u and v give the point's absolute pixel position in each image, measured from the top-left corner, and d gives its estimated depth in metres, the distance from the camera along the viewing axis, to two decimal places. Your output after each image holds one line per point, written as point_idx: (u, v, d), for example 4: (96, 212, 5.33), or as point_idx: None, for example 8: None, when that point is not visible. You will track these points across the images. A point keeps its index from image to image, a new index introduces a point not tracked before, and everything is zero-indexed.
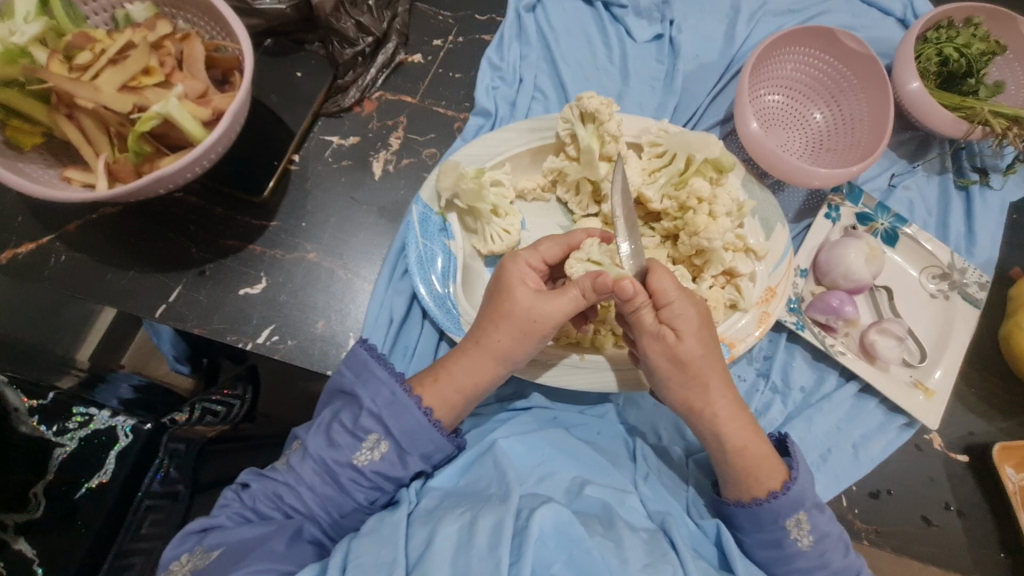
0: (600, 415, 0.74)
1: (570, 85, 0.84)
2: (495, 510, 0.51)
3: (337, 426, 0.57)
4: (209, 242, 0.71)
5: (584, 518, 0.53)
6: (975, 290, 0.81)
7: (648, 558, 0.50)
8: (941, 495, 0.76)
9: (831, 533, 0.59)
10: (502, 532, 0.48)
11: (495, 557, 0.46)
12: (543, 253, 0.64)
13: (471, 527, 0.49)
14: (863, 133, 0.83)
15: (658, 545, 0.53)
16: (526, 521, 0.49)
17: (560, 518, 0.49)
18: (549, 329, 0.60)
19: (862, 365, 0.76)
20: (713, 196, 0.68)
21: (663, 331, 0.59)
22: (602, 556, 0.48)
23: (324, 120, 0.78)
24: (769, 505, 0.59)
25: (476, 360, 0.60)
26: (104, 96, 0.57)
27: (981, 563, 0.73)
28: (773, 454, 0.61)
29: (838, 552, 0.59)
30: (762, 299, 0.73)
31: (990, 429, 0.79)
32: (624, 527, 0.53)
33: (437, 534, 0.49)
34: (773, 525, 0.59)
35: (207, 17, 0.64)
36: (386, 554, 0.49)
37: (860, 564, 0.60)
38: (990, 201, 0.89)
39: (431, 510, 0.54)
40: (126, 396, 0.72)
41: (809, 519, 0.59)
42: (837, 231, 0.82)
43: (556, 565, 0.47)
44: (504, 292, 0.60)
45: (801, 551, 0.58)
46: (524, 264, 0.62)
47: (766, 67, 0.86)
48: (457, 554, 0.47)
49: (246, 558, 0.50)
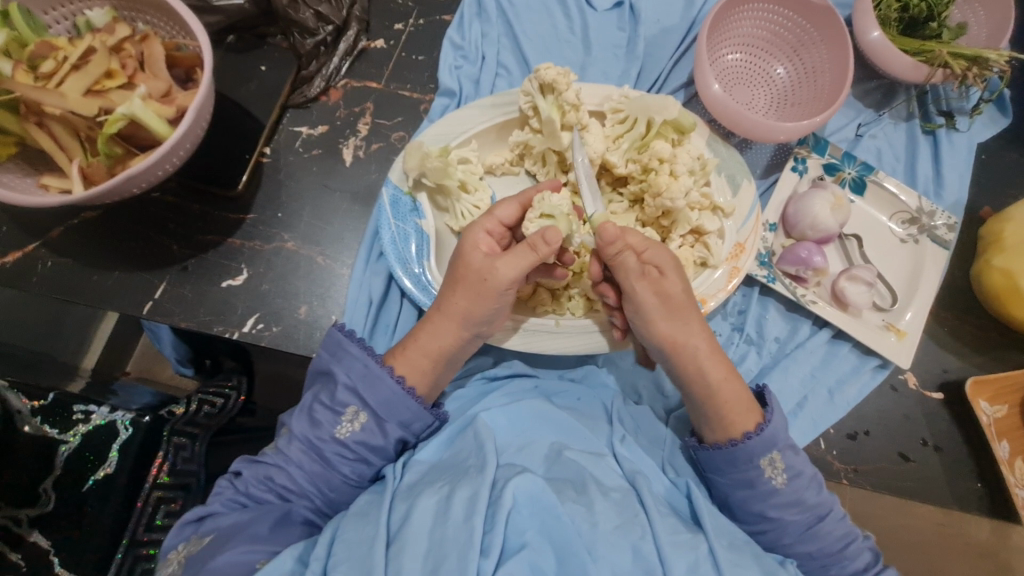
0: (580, 377, 0.77)
1: (532, 58, 0.85)
2: (471, 482, 0.54)
3: (318, 405, 0.60)
4: (189, 239, 0.73)
5: (557, 484, 0.56)
6: (945, 232, 0.83)
7: (619, 520, 0.54)
8: (918, 432, 0.78)
9: (805, 473, 0.63)
10: (477, 502, 0.52)
11: (469, 527, 0.50)
12: (499, 216, 0.65)
13: (447, 500, 0.53)
14: (826, 84, 0.84)
15: (629, 505, 0.56)
16: (500, 492, 0.53)
17: (532, 488, 0.54)
18: (502, 287, 0.61)
19: (834, 313, 0.78)
20: (674, 156, 0.70)
21: (647, 270, 0.63)
22: (572, 521, 0.52)
23: (292, 111, 0.79)
24: (744, 446, 0.61)
25: (448, 333, 0.63)
26: (70, 102, 0.58)
27: (958, 495, 0.76)
28: (747, 398, 0.64)
29: (811, 491, 0.62)
30: (731, 255, 0.75)
31: (964, 365, 0.81)
32: (595, 491, 0.56)
33: (414, 510, 0.53)
34: (747, 465, 0.62)
35: (165, 16, 0.66)
36: (369, 531, 0.52)
37: (831, 503, 0.63)
38: (958, 142, 0.90)
39: (413, 486, 0.58)
40: (144, 400, 0.79)
41: (782, 458, 0.62)
42: (804, 183, 0.83)
43: (530, 532, 0.51)
44: (461, 256, 0.63)
45: (776, 489, 0.61)
46: (481, 230, 0.64)
47: (726, 26, 0.86)
48: (435, 524, 0.51)
49: (231, 541, 0.53)
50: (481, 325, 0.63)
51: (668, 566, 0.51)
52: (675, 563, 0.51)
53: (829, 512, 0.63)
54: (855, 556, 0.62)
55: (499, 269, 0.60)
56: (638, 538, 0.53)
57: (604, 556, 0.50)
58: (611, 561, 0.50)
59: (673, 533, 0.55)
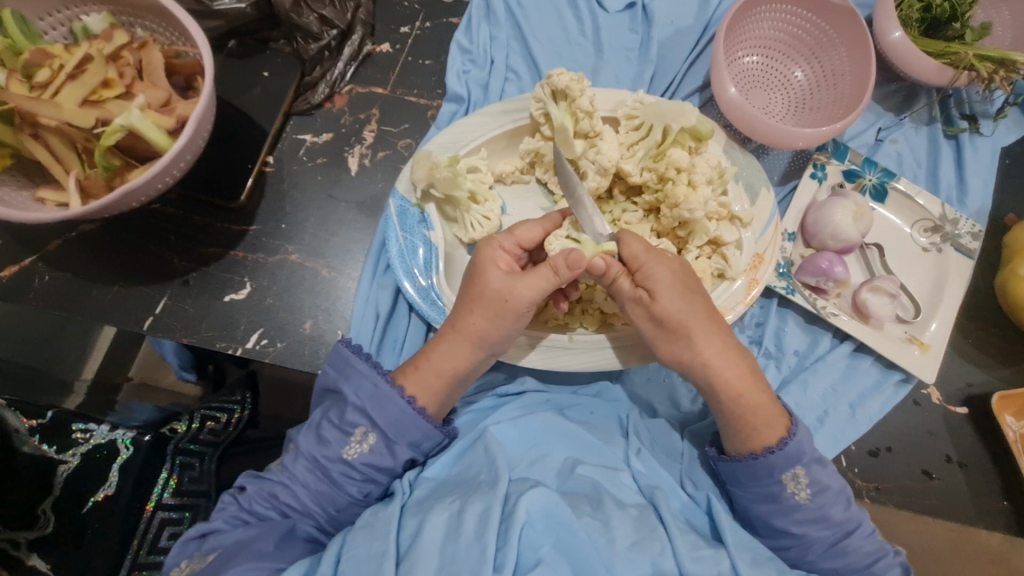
0: (594, 394, 0.74)
1: (542, 62, 0.83)
2: (483, 496, 0.53)
3: (325, 423, 0.58)
4: (191, 251, 0.71)
5: (572, 499, 0.54)
6: (969, 241, 0.80)
7: (636, 535, 0.51)
8: (942, 448, 0.76)
9: (832, 487, 0.60)
10: (490, 519, 0.50)
11: (482, 543, 0.48)
12: (518, 237, 0.64)
13: (459, 514, 0.51)
14: (846, 88, 0.81)
15: (648, 521, 0.54)
16: (514, 506, 0.51)
17: (547, 502, 0.51)
18: (524, 308, 0.59)
19: (856, 325, 0.75)
20: (692, 165, 0.67)
21: (639, 296, 0.61)
22: (589, 536, 0.50)
23: (296, 119, 0.77)
24: (765, 460, 0.59)
25: (459, 350, 0.60)
26: (66, 113, 0.56)
27: (985, 514, 0.73)
28: (775, 406, 0.61)
29: (838, 506, 0.60)
30: (750, 266, 0.72)
31: (989, 378, 0.79)
32: (611, 506, 0.54)
33: (427, 522, 0.51)
34: (768, 479, 0.59)
35: (164, 22, 0.63)
36: (378, 545, 0.50)
37: (862, 517, 0.61)
38: (981, 147, 0.88)
39: (423, 500, 0.56)
40: (147, 418, 0.77)
41: (807, 473, 0.59)
42: (823, 190, 0.81)
43: (545, 547, 0.48)
44: (477, 275, 0.60)
45: (800, 504, 0.59)
46: (497, 246, 0.62)
47: (743, 28, 0.84)
48: (446, 541, 0.49)
49: (236, 558, 0.51)
50: (495, 343, 0.61)
51: None
52: None
53: (857, 527, 0.60)
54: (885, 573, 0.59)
55: (518, 288, 0.58)
56: (657, 554, 0.50)
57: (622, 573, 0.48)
58: None
59: (695, 549, 0.52)
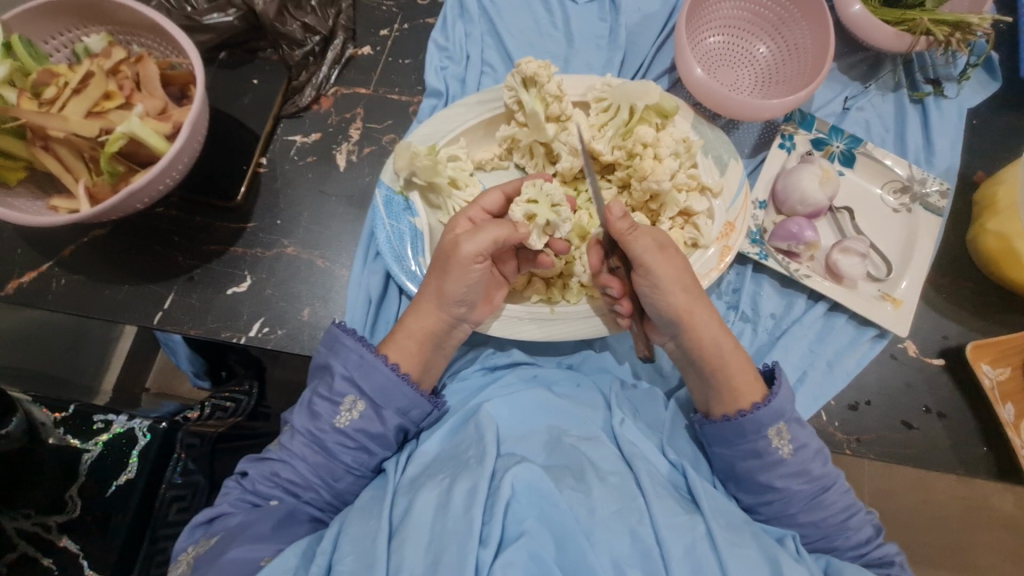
0: (578, 362, 0.78)
1: (515, 55, 0.87)
2: (471, 474, 0.56)
3: (316, 398, 0.63)
4: (194, 249, 0.76)
5: (555, 472, 0.57)
6: (937, 199, 0.83)
7: (617, 505, 0.55)
8: (920, 399, 0.78)
9: (810, 445, 0.64)
10: (476, 495, 0.53)
11: (469, 518, 0.52)
12: (483, 206, 0.69)
13: (448, 493, 0.55)
14: (808, 60, 0.84)
15: (628, 490, 0.57)
16: (500, 482, 0.55)
17: (530, 477, 0.55)
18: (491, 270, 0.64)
19: (829, 286, 0.79)
20: (657, 140, 0.71)
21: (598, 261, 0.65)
22: (570, 508, 0.53)
23: (285, 122, 0.81)
24: (752, 416, 0.62)
25: (428, 313, 0.66)
26: (73, 124, 0.61)
27: (965, 461, 0.76)
28: (753, 376, 0.65)
29: (817, 462, 0.63)
30: (722, 234, 0.76)
31: (964, 331, 0.81)
32: (593, 478, 0.57)
33: (416, 503, 0.55)
34: (755, 435, 0.63)
35: (158, 37, 0.69)
36: (373, 525, 0.55)
37: (837, 475, 0.64)
38: (947, 109, 0.90)
39: (414, 480, 0.60)
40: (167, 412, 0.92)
41: (789, 429, 0.63)
42: (793, 159, 0.84)
43: (528, 521, 0.53)
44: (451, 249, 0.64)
45: (784, 459, 0.62)
46: (464, 219, 0.68)
47: (706, 10, 0.87)
48: (435, 517, 0.53)
49: (234, 541, 0.55)
50: (456, 302, 0.65)
51: (665, 549, 0.53)
52: (672, 545, 0.53)
53: (833, 483, 0.64)
54: (858, 529, 0.63)
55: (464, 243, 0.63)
56: (635, 522, 0.54)
57: (601, 540, 0.52)
58: (609, 546, 0.52)
59: (672, 516, 0.55)
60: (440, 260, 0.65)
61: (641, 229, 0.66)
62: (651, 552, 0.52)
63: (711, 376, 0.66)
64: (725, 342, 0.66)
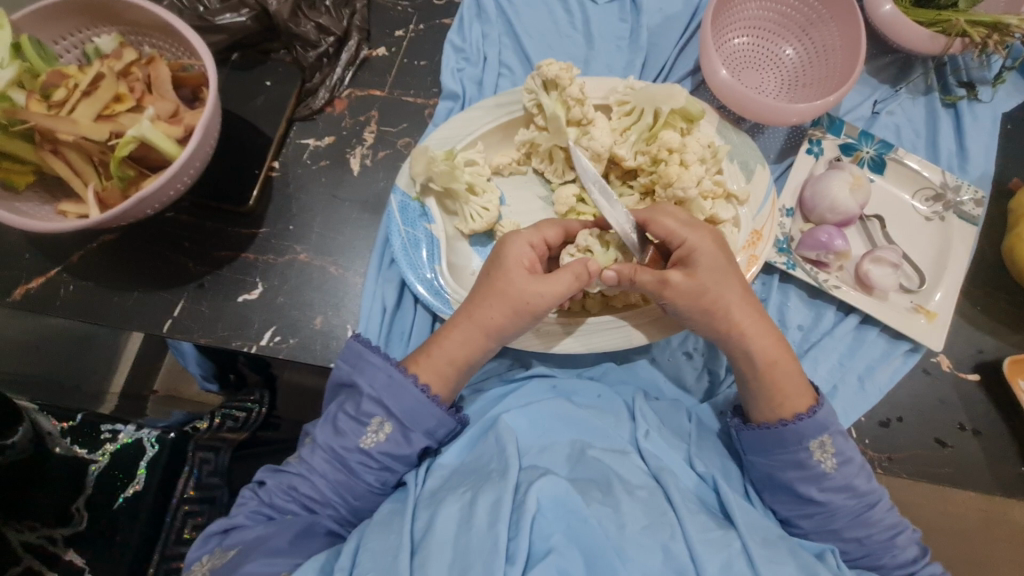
0: (599, 375, 0.76)
1: (533, 56, 0.84)
2: (494, 487, 0.54)
3: (341, 414, 0.61)
4: (205, 255, 0.74)
5: (581, 485, 0.55)
6: (972, 207, 0.79)
7: (646, 520, 0.53)
8: (954, 416, 0.75)
9: (855, 459, 0.61)
10: (500, 510, 0.51)
11: (494, 535, 0.49)
12: (544, 234, 0.66)
13: (471, 507, 0.53)
14: (837, 62, 0.82)
15: (657, 504, 0.55)
16: (524, 495, 0.52)
17: (557, 491, 0.53)
18: (541, 309, 0.61)
19: (859, 297, 0.76)
20: (683, 145, 0.69)
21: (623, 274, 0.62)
22: (599, 524, 0.51)
23: (299, 125, 0.80)
24: (794, 426, 0.60)
25: (458, 329, 0.63)
26: (82, 127, 0.60)
27: (1002, 480, 0.73)
28: (803, 382, 0.62)
29: (862, 478, 0.60)
30: (748, 243, 0.73)
31: (1000, 343, 0.78)
32: (621, 491, 0.55)
33: (438, 517, 0.53)
34: (796, 446, 0.60)
35: (170, 38, 0.67)
36: (393, 540, 0.52)
37: (882, 492, 0.61)
38: (981, 114, 0.87)
39: (434, 494, 0.57)
40: (175, 419, 0.91)
41: (833, 443, 0.60)
42: (821, 165, 0.81)
43: (556, 535, 0.50)
44: (501, 272, 0.62)
45: (827, 473, 0.60)
46: (525, 243, 0.64)
47: (731, 10, 0.84)
48: (458, 533, 0.51)
49: (252, 555, 0.54)
50: (503, 336, 0.64)
51: (700, 565, 0.50)
52: (708, 562, 0.50)
53: (879, 500, 0.61)
54: (906, 547, 0.60)
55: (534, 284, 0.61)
56: (668, 538, 0.52)
57: (633, 558, 0.49)
58: (641, 563, 0.49)
59: (706, 532, 0.53)
60: (494, 291, 0.62)
61: (672, 235, 0.63)
62: (686, 571, 0.50)
63: (761, 380, 0.62)
64: (756, 355, 0.63)
